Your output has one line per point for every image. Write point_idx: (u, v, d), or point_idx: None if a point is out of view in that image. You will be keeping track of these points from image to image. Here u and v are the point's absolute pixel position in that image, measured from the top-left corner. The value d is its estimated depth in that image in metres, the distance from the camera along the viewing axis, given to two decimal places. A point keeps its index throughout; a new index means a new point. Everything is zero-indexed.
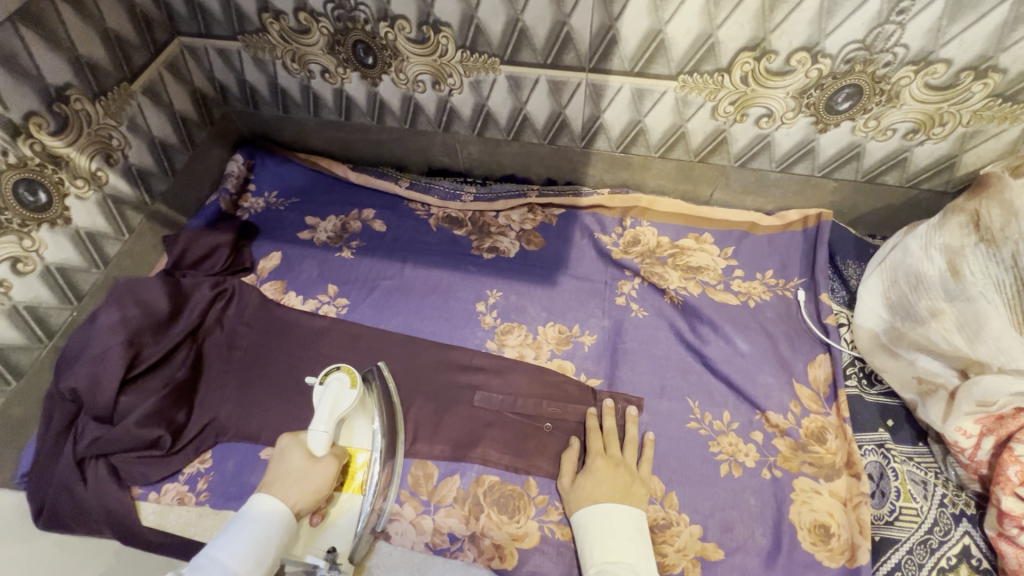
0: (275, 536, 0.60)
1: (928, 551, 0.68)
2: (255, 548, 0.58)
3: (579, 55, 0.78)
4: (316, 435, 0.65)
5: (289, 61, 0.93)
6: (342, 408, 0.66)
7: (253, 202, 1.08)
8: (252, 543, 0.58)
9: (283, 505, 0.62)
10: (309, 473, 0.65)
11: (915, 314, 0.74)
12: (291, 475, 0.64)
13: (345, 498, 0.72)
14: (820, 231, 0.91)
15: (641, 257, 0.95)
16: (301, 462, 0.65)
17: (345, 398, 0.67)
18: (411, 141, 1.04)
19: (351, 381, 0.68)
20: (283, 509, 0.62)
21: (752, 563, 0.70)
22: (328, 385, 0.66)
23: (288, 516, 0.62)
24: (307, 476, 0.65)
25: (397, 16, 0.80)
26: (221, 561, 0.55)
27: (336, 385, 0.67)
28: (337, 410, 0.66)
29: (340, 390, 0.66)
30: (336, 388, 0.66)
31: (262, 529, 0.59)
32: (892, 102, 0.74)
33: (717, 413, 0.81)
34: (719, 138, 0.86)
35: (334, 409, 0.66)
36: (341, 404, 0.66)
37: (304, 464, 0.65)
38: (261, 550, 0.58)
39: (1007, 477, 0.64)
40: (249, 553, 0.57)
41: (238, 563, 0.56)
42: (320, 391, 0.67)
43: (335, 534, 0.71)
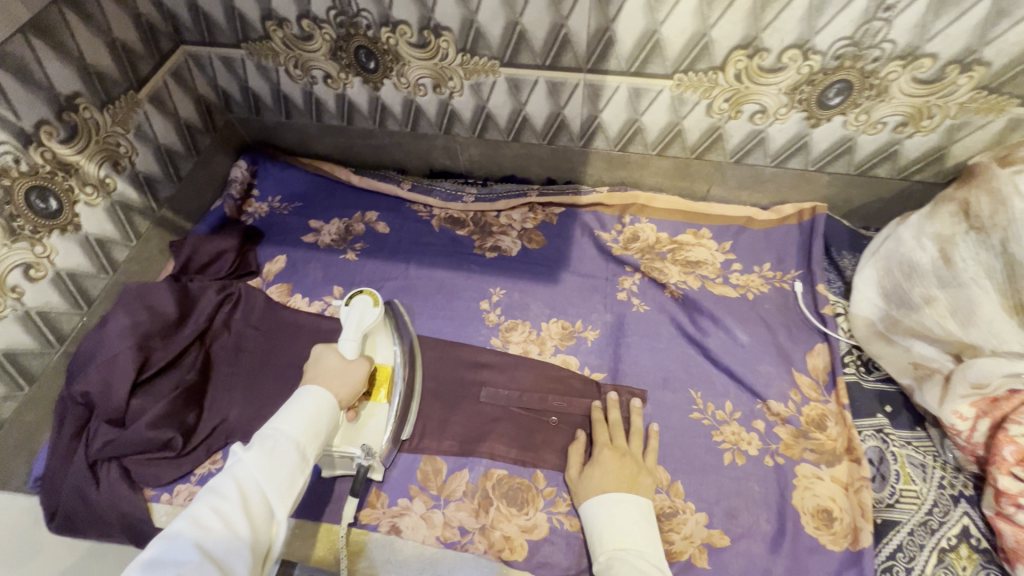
0: (327, 414, 0.61)
1: (929, 532, 0.69)
2: (310, 423, 0.59)
3: (577, 56, 0.80)
4: (346, 342, 0.71)
5: (292, 67, 0.94)
6: (367, 321, 0.73)
7: (257, 207, 1.09)
8: (308, 418, 0.59)
9: (329, 396, 0.63)
10: (350, 369, 0.68)
11: (910, 301, 0.76)
12: (331, 372, 0.67)
13: (373, 405, 0.77)
14: (815, 224, 0.93)
15: (640, 252, 0.97)
16: (335, 364, 0.68)
17: (369, 315, 0.74)
18: (412, 144, 1.06)
19: (374, 301, 0.75)
20: (329, 397, 0.63)
21: (757, 549, 0.71)
22: (353, 304, 0.73)
23: (333, 405, 0.63)
24: (345, 373, 0.68)
25: (398, 21, 0.82)
26: (284, 431, 0.57)
27: (360, 305, 0.74)
28: (364, 324, 0.73)
29: (364, 308, 0.74)
30: (360, 306, 0.74)
31: (313, 407, 0.60)
32: (881, 96, 0.77)
33: (719, 403, 0.82)
34: (714, 135, 0.88)
35: (359, 323, 0.72)
36: (366, 315, 0.73)
37: (341, 364, 0.68)
38: (316, 425, 0.60)
39: (1002, 457, 0.65)
40: (306, 426, 0.59)
41: (298, 432, 0.57)
42: (345, 312, 0.74)
43: (367, 431, 0.76)
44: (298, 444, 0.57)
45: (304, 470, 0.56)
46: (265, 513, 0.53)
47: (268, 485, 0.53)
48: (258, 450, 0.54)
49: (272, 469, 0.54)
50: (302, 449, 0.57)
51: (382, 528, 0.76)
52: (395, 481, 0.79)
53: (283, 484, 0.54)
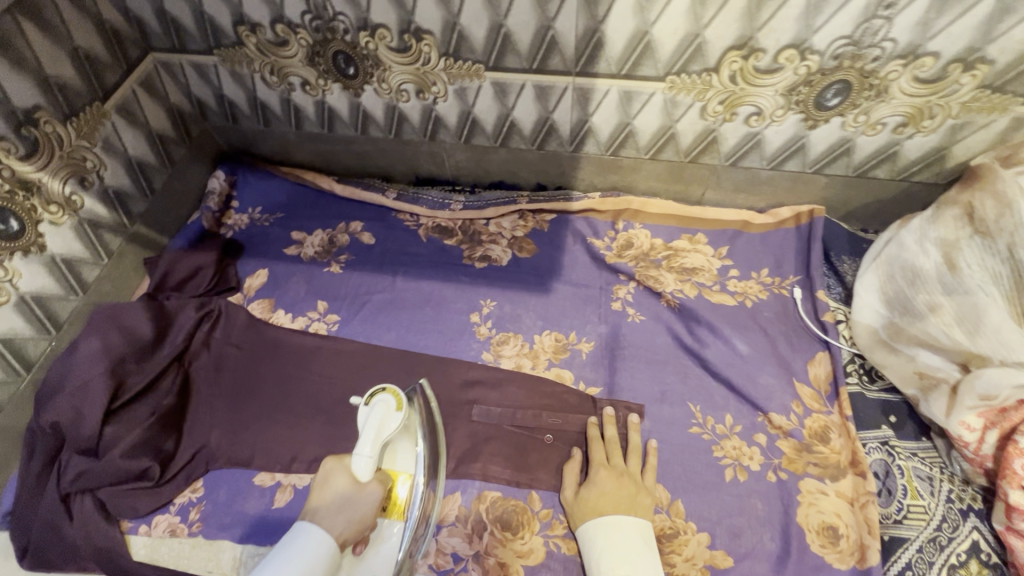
0: (323, 563, 0.56)
1: (938, 549, 0.67)
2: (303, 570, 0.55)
3: (565, 59, 0.77)
4: (361, 461, 0.62)
5: (267, 74, 0.90)
6: (387, 432, 0.62)
7: (237, 219, 1.05)
8: (302, 568, 0.54)
9: (328, 541, 0.58)
10: (357, 499, 0.62)
11: (914, 309, 0.73)
12: (336, 503, 0.62)
13: (387, 524, 0.70)
14: (813, 227, 0.91)
15: (634, 260, 0.94)
16: (346, 487, 0.63)
17: (391, 422, 0.62)
18: (397, 151, 1.03)
19: (397, 404, 0.63)
20: (329, 540, 0.58)
21: (761, 569, 0.69)
22: (373, 407, 0.62)
23: (333, 547, 0.59)
24: (354, 503, 0.62)
25: (377, 25, 0.78)
26: None
27: (381, 407, 0.62)
28: (383, 434, 0.62)
29: (386, 414, 0.62)
30: (381, 412, 0.62)
31: (305, 555, 0.55)
32: (881, 97, 0.74)
33: (719, 417, 0.79)
34: (709, 138, 0.85)
35: (378, 434, 0.61)
36: (385, 429, 0.62)
37: (352, 490, 0.63)
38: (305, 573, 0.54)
39: (1012, 471, 0.63)
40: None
41: None
42: (363, 413, 0.63)
43: (376, 562, 0.68)
44: None
45: None
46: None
47: None
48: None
49: None
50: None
51: None
52: None
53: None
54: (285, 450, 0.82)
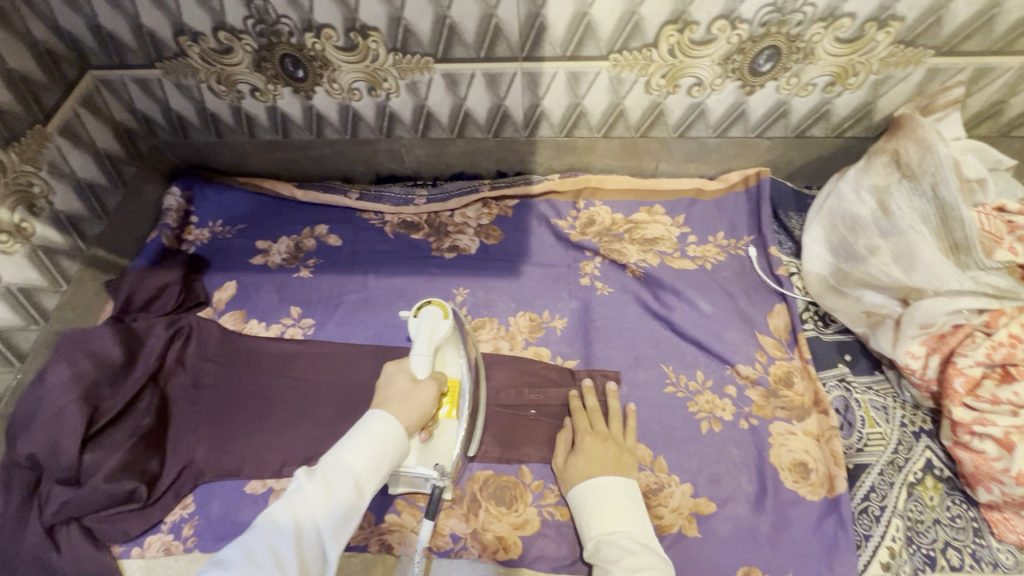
0: (393, 444, 0.62)
1: (896, 470, 0.73)
2: (376, 456, 0.60)
3: (511, 46, 0.79)
4: (418, 359, 0.67)
5: (215, 83, 0.89)
6: (439, 335, 0.69)
7: (197, 233, 1.04)
8: (372, 454, 0.59)
9: (395, 423, 0.62)
10: (414, 395, 0.65)
11: (856, 253, 0.79)
12: (398, 396, 0.65)
13: (445, 423, 0.71)
14: (761, 189, 0.96)
15: (598, 236, 0.98)
16: (405, 385, 0.66)
17: (439, 328, 0.70)
18: (354, 151, 1.03)
19: (442, 314, 0.71)
20: (396, 423, 0.62)
21: (742, 510, 0.73)
22: (422, 318, 0.70)
23: (400, 435, 0.62)
24: (414, 396, 0.65)
25: (322, 25, 0.78)
26: (347, 462, 0.58)
27: (431, 317, 0.70)
28: (434, 339, 0.69)
29: (435, 321, 0.70)
30: (430, 319, 0.70)
31: (377, 434, 0.61)
32: (808, 59, 0.79)
33: (691, 374, 0.84)
34: (656, 112, 0.89)
35: (431, 337, 0.69)
36: (435, 332, 0.69)
37: (409, 388, 0.65)
38: (378, 459, 0.60)
39: (954, 390, 0.69)
40: (370, 460, 0.59)
41: (360, 466, 0.58)
42: (416, 324, 0.71)
43: (439, 450, 0.70)
44: (357, 479, 0.57)
45: (357, 509, 0.57)
46: (315, 541, 0.54)
47: (321, 521, 0.54)
48: (320, 480, 0.56)
49: (327, 504, 0.55)
50: (360, 486, 0.57)
51: (372, 547, 0.75)
52: (378, 499, 0.77)
53: (339, 519, 0.55)
54: (274, 456, 0.82)
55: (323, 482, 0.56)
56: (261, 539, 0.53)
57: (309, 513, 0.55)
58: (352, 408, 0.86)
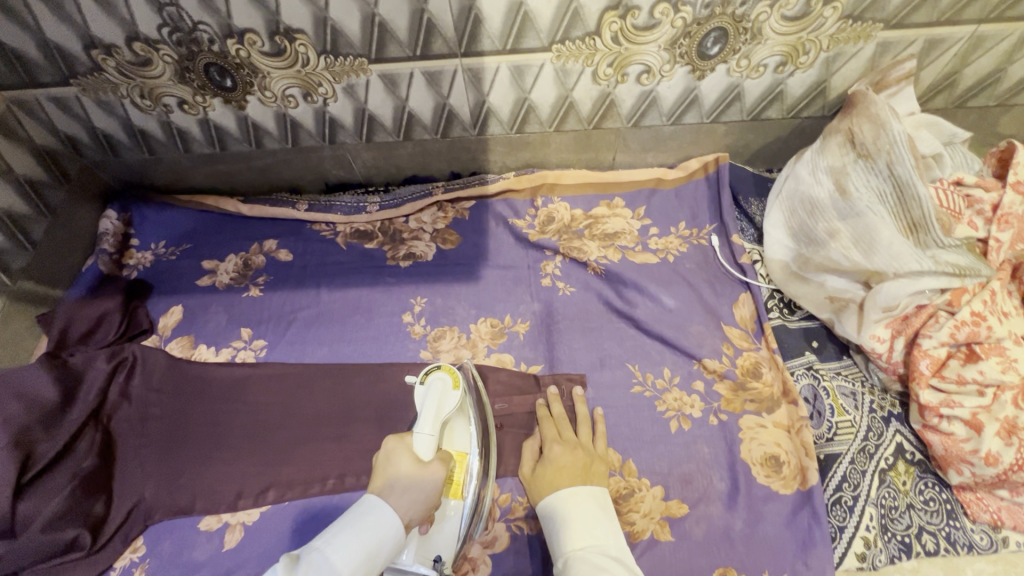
0: (387, 545, 0.53)
1: (868, 457, 0.72)
2: (365, 557, 0.50)
3: (447, 41, 0.75)
4: (423, 437, 0.62)
5: (138, 97, 0.84)
6: (446, 408, 0.65)
7: (139, 257, 0.98)
8: (362, 555, 0.50)
9: (393, 518, 0.54)
10: (420, 481, 0.59)
11: (817, 238, 0.77)
12: (402, 483, 0.58)
13: (450, 505, 0.67)
14: (720, 175, 0.94)
15: (558, 234, 0.94)
16: (409, 469, 0.60)
17: (447, 400, 0.66)
18: (299, 161, 0.98)
19: (453, 382, 0.68)
20: (396, 522, 0.54)
21: (715, 510, 0.71)
22: (431, 385, 0.67)
23: (395, 536, 0.54)
24: (420, 483, 0.59)
25: (243, 30, 0.73)
26: (332, 560, 0.48)
27: (438, 387, 0.67)
28: (441, 412, 0.65)
29: (444, 391, 0.66)
30: (439, 389, 0.66)
31: (372, 531, 0.52)
32: (757, 39, 0.76)
33: (657, 371, 0.81)
34: (607, 102, 0.86)
35: (438, 410, 0.65)
36: (443, 404, 0.65)
37: (414, 472, 0.60)
38: (368, 562, 0.51)
39: (920, 372, 0.68)
40: (360, 562, 0.50)
41: (345, 567, 0.49)
42: (422, 392, 0.67)
43: (442, 539, 0.65)
44: None
45: None
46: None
47: None
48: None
49: None
50: None
51: None
52: None
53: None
54: (228, 489, 0.78)
55: None
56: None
57: None
58: (310, 432, 0.82)
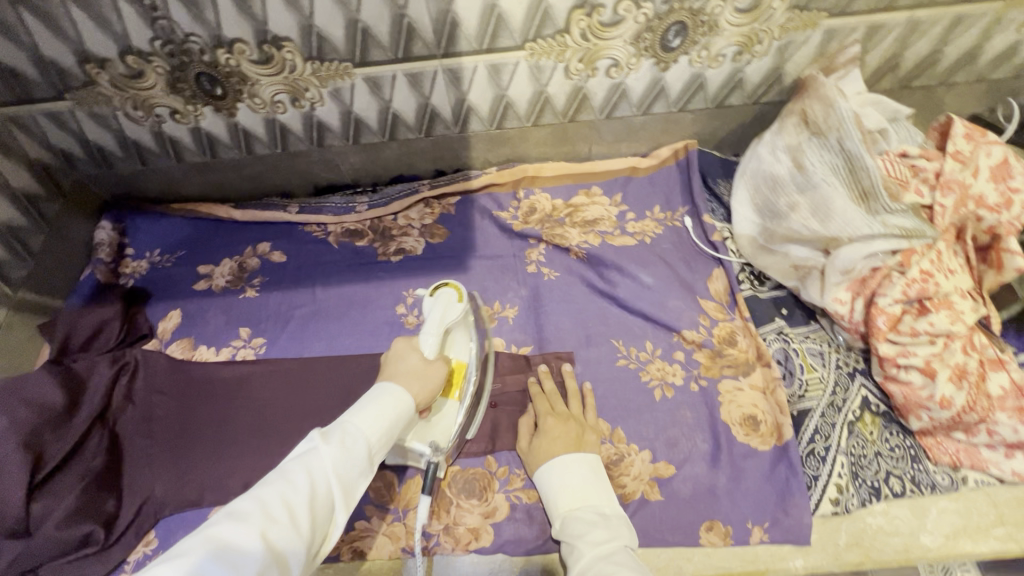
0: (403, 417, 0.59)
1: (837, 410, 0.77)
2: (387, 422, 0.57)
3: (427, 43, 0.80)
4: (428, 340, 0.65)
5: (131, 109, 0.87)
6: (450, 319, 0.67)
7: (134, 266, 1.00)
8: (386, 422, 0.57)
9: (406, 397, 0.60)
10: (428, 372, 0.64)
11: (779, 211, 0.83)
12: (413, 373, 0.64)
13: (447, 403, 0.73)
14: (690, 160, 1.00)
15: (540, 223, 0.99)
16: (416, 363, 0.65)
17: (452, 311, 0.67)
18: (288, 165, 1.02)
19: (458, 296, 0.69)
20: (409, 399, 0.60)
21: (700, 469, 0.76)
22: (437, 298, 0.67)
23: (410, 407, 0.60)
24: (426, 375, 0.64)
25: (232, 40, 0.77)
26: (359, 427, 0.55)
27: (444, 299, 0.68)
28: (446, 322, 0.67)
29: (448, 304, 0.67)
30: (444, 301, 0.67)
31: (391, 405, 0.58)
32: (713, 31, 0.82)
33: (640, 345, 0.86)
34: (580, 96, 0.92)
35: (443, 319, 0.66)
36: (449, 314, 0.67)
37: (422, 364, 0.65)
38: (391, 426, 0.57)
39: (878, 328, 0.74)
40: (383, 427, 0.56)
41: (371, 430, 0.55)
42: (428, 303, 0.68)
43: (438, 430, 0.72)
44: (369, 442, 0.54)
45: (366, 475, 0.54)
46: (325, 503, 0.50)
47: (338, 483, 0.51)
48: (340, 445, 0.52)
49: (343, 467, 0.52)
50: (371, 453, 0.54)
51: (344, 555, 0.74)
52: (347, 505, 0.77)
53: (351, 485, 0.52)
54: (236, 480, 0.81)
55: (339, 446, 0.52)
56: (277, 494, 0.48)
57: (327, 474, 0.51)
58: (314, 422, 0.85)
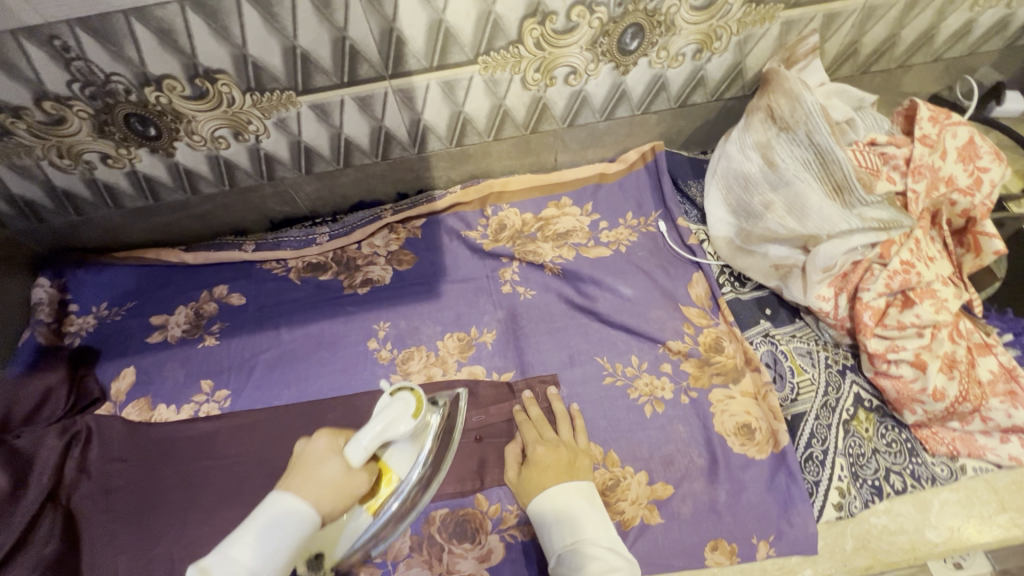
0: (300, 532, 0.51)
1: (831, 411, 0.75)
2: (277, 545, 0.49)
3: (373, 65, 0.75)
4: (359, 447, 0.58)
5: (56, 158, 0.80)
6: (393, 431, 0.59)
7: (80, 323, 0.93)
8: (275, 548, 0.49)
9: (312, 515, 0.52)
10: (345, 485, 0.56)
11: (754, 211, 0.81)
12: (328, 483, 0.55)
13: (360, 513, 0.65)
14: (658, 163, 0.97)
15: (511, 240, 0.95)
16: (337, 475, 0.56)
17: (400, 425, 0.60)
18: (239, 202, 0.96)
19: (415, 408, 0.61)
20: (306, 515, 0.52)
21: (699, 487, 0.73)
22: (394, 402, 0.61)
23: (310, 522, 0.52)
24: (343, 490, 0.56)
25: (160, 77, 0.71)
26: (237, 560, 0.48)
27: (398, 408, 0.60)
28: (389, 433, 0.59)
29: (400, 415, 0.60)
30: (398, 409, 0.60)
31: (289, 531, 0.50)
32: (671, 30, 0.80)
33: (626, 360, 0.83)
34: (540, 107, 0.88)
35: (387, 428, 0.59)
36: (395, 428, 0.59)
37: (342, 476, 0.56)
38: (282, 547, 0.49)
39: (865, 324, 0.72)
40: (272, 550, 0.49)
41: (254, 560, 0.48)
42: (382, 404, 0.61)
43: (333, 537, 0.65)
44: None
45: None
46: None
47: None
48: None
49: None
50: None
51: None
52: None
53: None
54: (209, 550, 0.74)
55: None
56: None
57: None
58: None
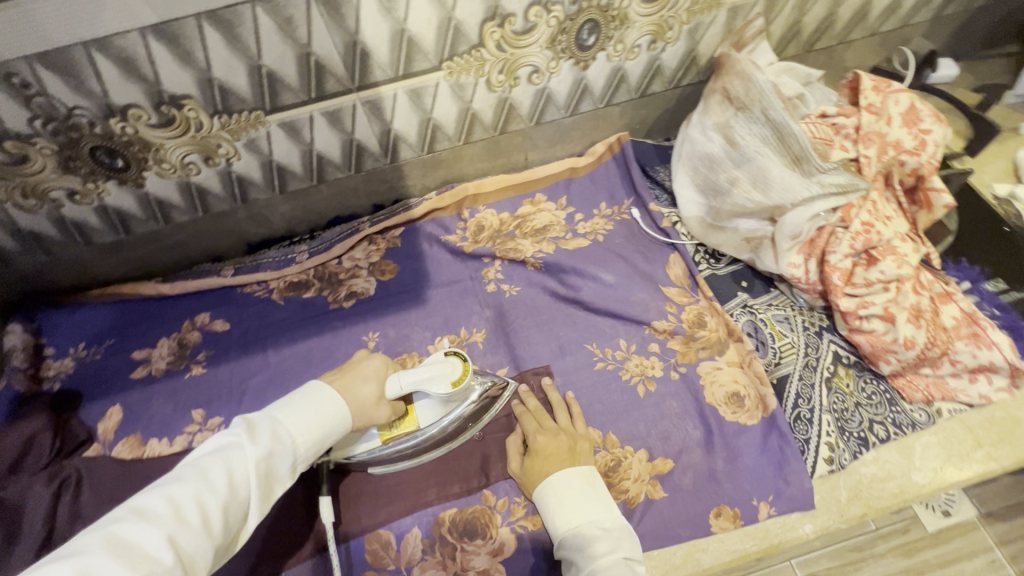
0: (337, 423, 0.62)
1: (813, 370, 0.79)
2: (317, 424, 0.60)
3: (340, 79, 0.76)
4: (398, 386, 0.68)
5: (21, 198, 0.78)
6: (428, 386, 0.69)
7: (58, 366, 0.90)
8: (316, 427, 0.60)
9: (345, 413, 0.63)
10: (370, 411, 0.66)
11: (721, 188, 0.84)
12: (356, 403, 0.65)
13: (373, 436, 0.73)
14: (625, 153, 1.01)
15: (491, 240, 0.97)
16: (369, 398, 0.66)
17: (437, 385, 0.69)
18: (214, 228, 0.95)
19: (456, 379, 0.70)
20: (345, 411, 0.63)
21: (698, 457, 0.76)
22: (443, 363, 0.71)
23: (344, 417, 0.63)
24: (368, 412, 0.66)
25: (124, 106, 0.70)
26: (287, 428, 0.58)
27: (444, 370, 0.70)
28: (426, 385, 0.69)
29: (440, 376, 0.69)
30: (443, 371, 0.70)
31: (329, 415, 0.61)
32: (625, 24, 0.83)
33: (614, 344, 0.85)
34: (506, 107, 0.90)
35: (425, 380, 0.68)
36: (434, 383, 0.69)
37: (371, 400, 0.66)
38: (320, 429, 0.60)
39: (835, 284, 0.76)
40: (313, 428, 0.60)
41: (299, 431, 0.59)
42: (434, 360, 0.71)
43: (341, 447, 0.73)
44: (293, 444, 0.58)
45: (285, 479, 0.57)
46: (240, 506, 0.53)
47: (256, 485, 0.54)
48: (267, 446, 0.55)
49: (263, 472, 0.55)
50: (294, 462, 0.58)
51: None
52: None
53: (269, 488, 0.55)
54: None
55: (266, 447, 0.55)
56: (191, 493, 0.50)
57: (247, 474, 0.54)
58: None
